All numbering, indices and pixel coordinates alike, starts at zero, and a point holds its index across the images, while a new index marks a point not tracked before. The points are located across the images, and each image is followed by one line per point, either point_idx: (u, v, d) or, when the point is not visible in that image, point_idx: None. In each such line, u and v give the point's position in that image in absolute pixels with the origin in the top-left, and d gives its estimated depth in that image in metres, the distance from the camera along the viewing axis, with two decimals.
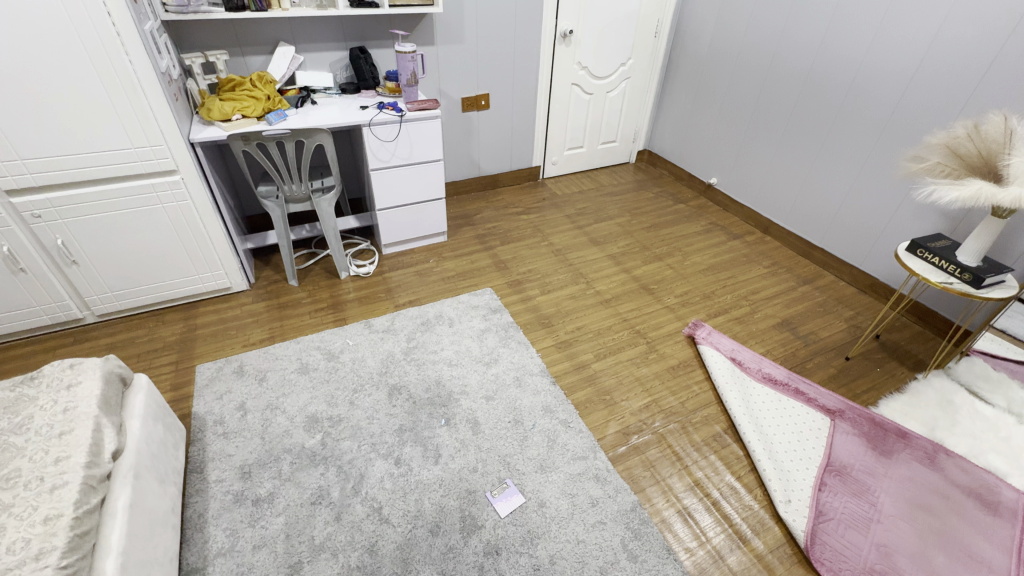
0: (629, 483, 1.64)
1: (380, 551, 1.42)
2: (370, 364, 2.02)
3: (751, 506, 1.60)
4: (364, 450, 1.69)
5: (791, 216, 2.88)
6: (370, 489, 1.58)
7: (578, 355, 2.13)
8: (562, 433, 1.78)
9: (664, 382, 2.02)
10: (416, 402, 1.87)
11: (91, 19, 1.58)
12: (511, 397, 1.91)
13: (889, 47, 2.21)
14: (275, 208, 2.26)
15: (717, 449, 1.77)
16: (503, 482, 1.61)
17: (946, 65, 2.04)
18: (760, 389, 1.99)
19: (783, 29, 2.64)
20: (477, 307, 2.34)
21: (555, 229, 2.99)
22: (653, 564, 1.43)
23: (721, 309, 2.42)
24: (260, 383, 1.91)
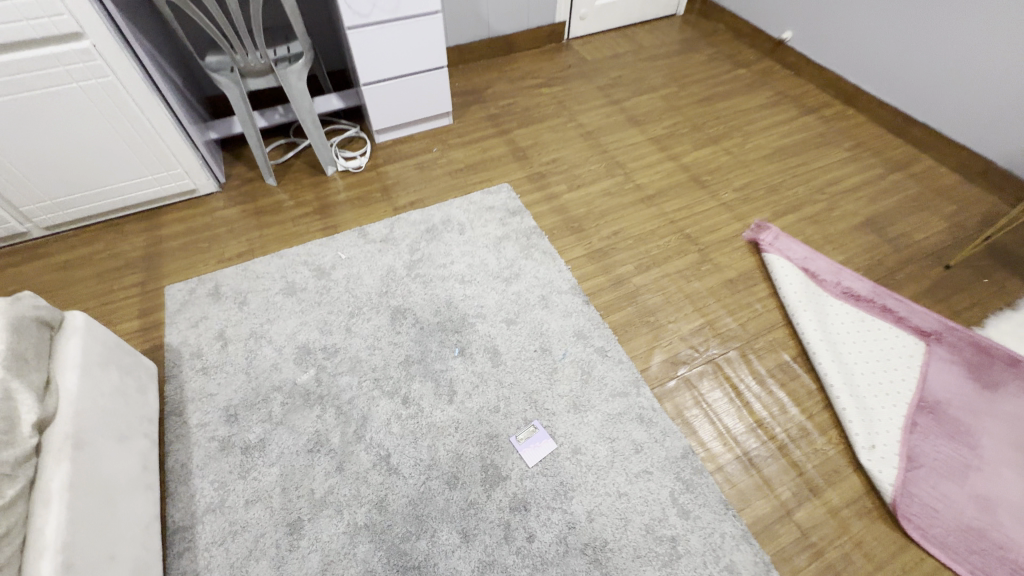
0: (679, 423, 1.39)
1: (390, 508, 1.23)
2: (368, 282, 1.70)
3: (824, 450, 1.35)
4: (366, 387, 1.44)
5: (888, 81, 2.25)
6: (376, 434, 1.35)
7: (616, 268, 1.76)
8: (598, 364, 1.50)
9: (720, 299, 1.68)
10: (424, 328, 1.58)
11: None
12: (536, 321, 1.60)
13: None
14: (232, 86, 1.77)
15: (784, 382, 1.48)
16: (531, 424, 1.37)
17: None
18: (838, 307, 1.64)
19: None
20: (493, 209, 1.94)
21: (585, 106, 2.43)
22: (708, 521, 1.22)
23: (791, 206, 1.97)
24: (240, 308, 1.62)
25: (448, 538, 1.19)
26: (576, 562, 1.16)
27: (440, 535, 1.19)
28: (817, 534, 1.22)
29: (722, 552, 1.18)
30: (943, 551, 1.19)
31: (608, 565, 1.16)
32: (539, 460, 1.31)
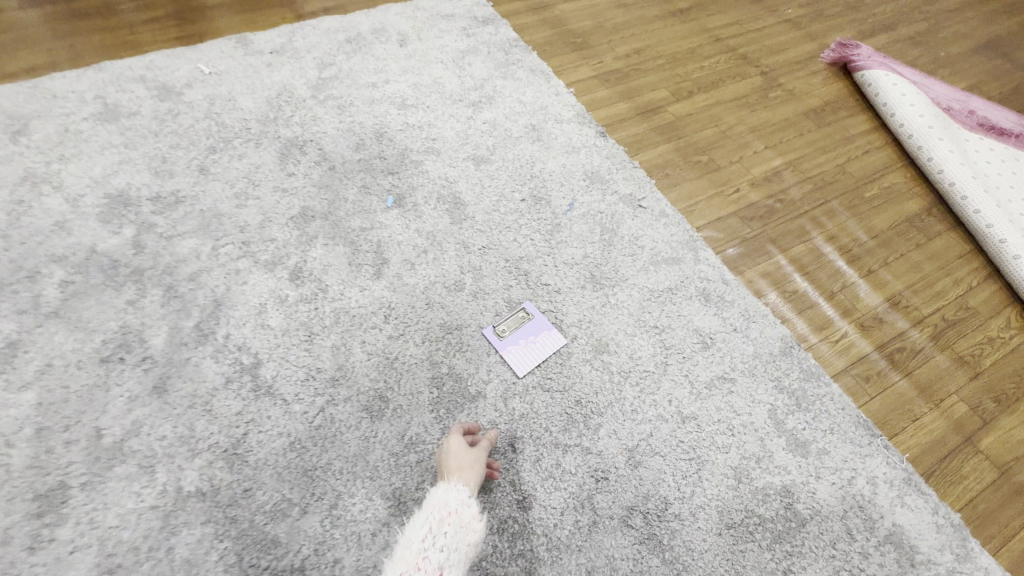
0: (768, 304, 0.83)
1: (250, 458, 0.63)
2: (245, 106, 1.03)
3: (1005, 339, 0.82)
4: (225, 256, 0.81)
5: None
6: (235, 330, 0.74)
7: (643, 93, 1.15)
8: (626, 218, 0.91)
9: (802, 134, 1.10)
10: (336, 169, 0.94)
11: None
12: (524, 159, 0.98)
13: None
14: None
15: (920, 243, 0.93)
16: (523, 310, 0.78)
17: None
18: (979, 141, 1.08)
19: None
20: (452, 17, 1.27)
21: None
22: (843, 458, 0.68)
23: (880, 24, 1.38)
24: (12, 140, 0.93)
25: (365, 511, 0.61)
26: (614, 545, 0.60)
27: (349, 505, 0.61)
28: None
29: (877, 511, 0.64)
30: None
31: (676, 547, 0.60)
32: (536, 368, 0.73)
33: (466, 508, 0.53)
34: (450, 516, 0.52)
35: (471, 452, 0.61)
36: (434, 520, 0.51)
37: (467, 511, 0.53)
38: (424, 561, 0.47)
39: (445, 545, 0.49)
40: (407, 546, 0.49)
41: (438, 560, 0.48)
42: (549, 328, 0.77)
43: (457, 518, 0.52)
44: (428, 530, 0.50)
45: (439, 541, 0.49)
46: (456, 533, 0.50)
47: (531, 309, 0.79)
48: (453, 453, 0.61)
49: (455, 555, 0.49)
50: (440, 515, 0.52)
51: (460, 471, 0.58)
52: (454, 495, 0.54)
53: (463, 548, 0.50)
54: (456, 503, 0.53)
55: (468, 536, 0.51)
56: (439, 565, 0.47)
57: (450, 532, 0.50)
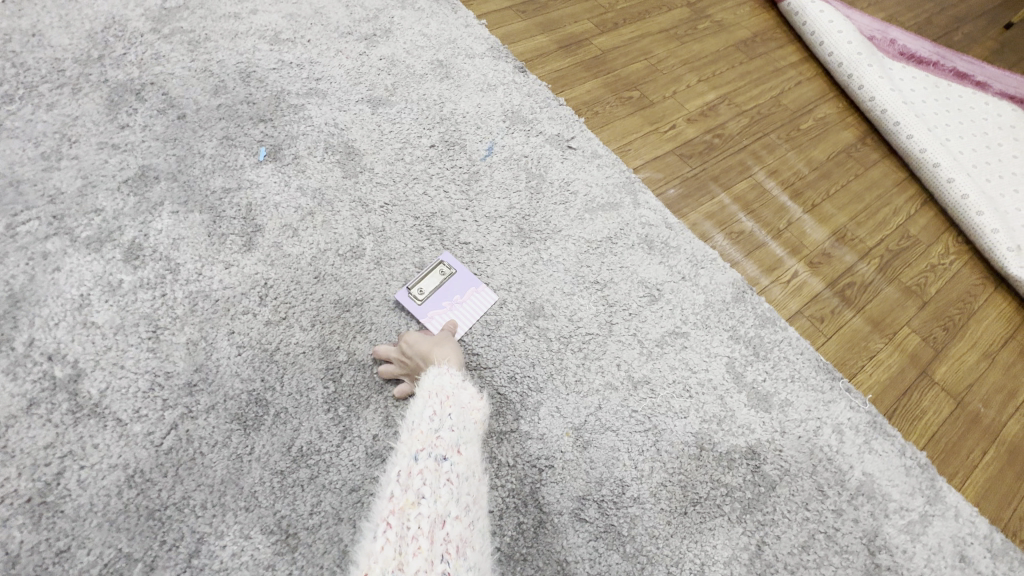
0: (715, 247, 0.74)
1: (67, 508, 0.46)
2: (57, 43, 0.79)
3: (946, 266, 0.79)
4: (27, 236, 0.60)
5: None
6: (41, 334, 0.54)
7: (564, 24, 1.01)
8: (555, 161, 0.78)
9: (734, 66, 1.02)
10: (188, 117, 0.73)
11: None
12: (431, 99, 0.82)
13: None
14: None
15: (858, 174, 0.89)
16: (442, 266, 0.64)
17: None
18: (902, 69, 1.05)
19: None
20: None
21: None
22: (808, 408, 0.61)
23: None
24: None
25: (238, 554, 0.46)
26: (566, 546, 0.50)
27: (216, 549, 0.46)
28: (978, 399, 0.67)
29: (846, 462, 0.58)
30: None
31: (637, 537, 0.51)
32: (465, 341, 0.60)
33: (463, 389, 0.45)
34: (450, 397, 0.43)
35: (443, 337, 0.56)
36: (434, 405, 0.42)
37: (467, 391, 0.44)
38: (440, 438, 0.39)
39: (456, 424, 0.41)
40: (412, 429, 0.40)
41: (454, 436, 0.40)
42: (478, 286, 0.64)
43: (458, 399, 0.43)
44: (432, 412, 0.41)
45: (449, 422, 0.41)
46: (461, 413, 0.42)
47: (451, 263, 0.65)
48: (427, 342, 0.54)
49: (468, 432, 0.42)
50: (439, 398, 0.43)
51: (445, 354, 0.53)
52: (448, 378, 0.45)
53: (473, 425, 0.43)
54: (453, 385, 0.44)
55: (475, 413, 0.44)
56: (456, 440, 0.40)
57: (456, 413, 0.42)
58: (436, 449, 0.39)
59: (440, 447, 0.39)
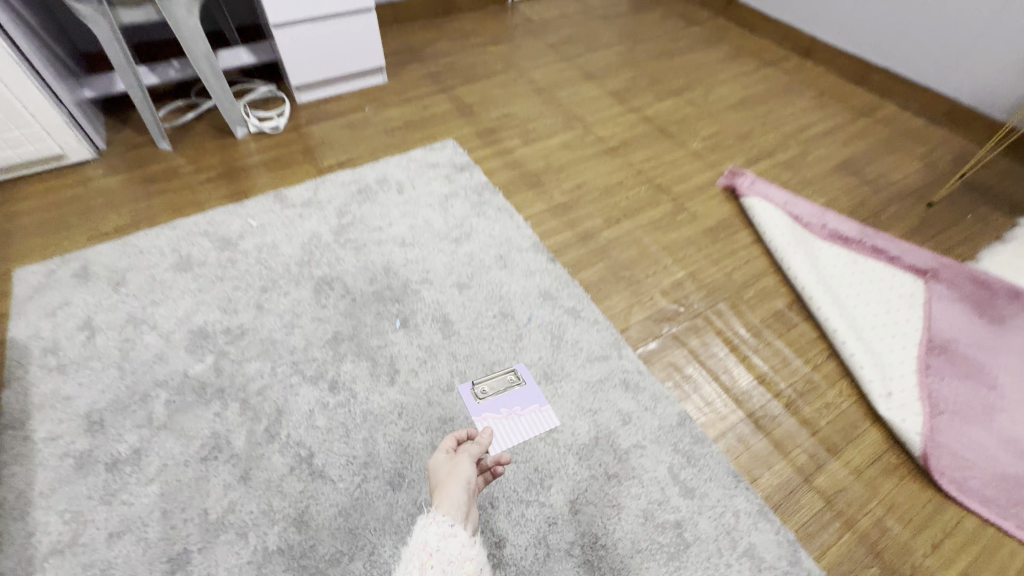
0: (671, 387, 1.16)
1: (313, 523, 0.93)
2: (285, 251, 1.39)
3: (838, 404, 1.16)
4: (282, 373, 1.13)
5: (845, 28, 2.18)
6: (293, 430, 1.04)
7: (583, 221, 1.53)
8: (570, 327, 1.25)
9: (701, 249, 1.48)
10: (357, 300, 1.28)
11: None
12: (494, 283, 1.34)
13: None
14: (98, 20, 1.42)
15: (783, 333, 1.29)
16: (513, 376, 1.15)
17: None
18: (829, 249, 1.47)
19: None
20: (438, 166, 1.67)
21: (537, 63, 2.22)
22: (718, 498, 0.99)
23: (762, 152, 1.83)
24: (116, 291, 1.27)
25: (393, 555, 0.90)
26: (562, 569, 0.90)
27: (382, 552, 0.90)
28: (844, 500, 1.02)
29: (738, 534, 0.95)
30: (982, 505, 1.01)
31: (602, 567, 0.90)
32: (516, 437, 1.06)
33: (444, 547, 0.75)
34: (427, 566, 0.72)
35: (454, 476, 0.87)
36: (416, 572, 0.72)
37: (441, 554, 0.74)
38: None
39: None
40: None
41: None
42: (541, 399, 1.11)
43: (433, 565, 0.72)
44: None
45: None
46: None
47: (521, 373, 1.16)
48: (445, 476, 0.87)
49: None
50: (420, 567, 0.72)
51: (446, 500, 0.83)
52: (431, 547, 0.75)
53: None
54: (433, 553, 0.74)
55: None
56: None
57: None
58: None
59: None
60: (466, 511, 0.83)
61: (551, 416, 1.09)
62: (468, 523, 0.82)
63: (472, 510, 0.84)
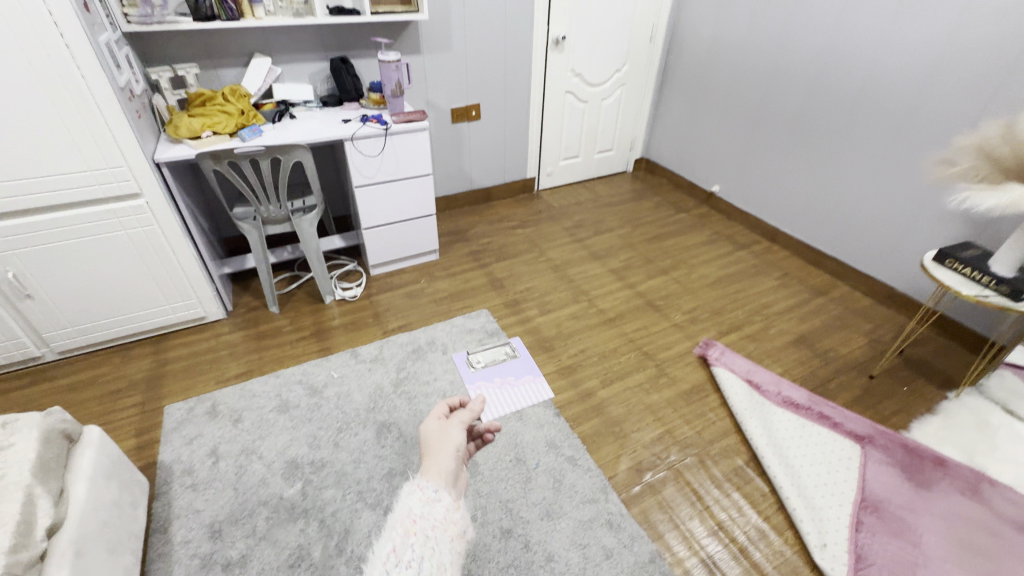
0: (647, 529, 1.48)
1: None
2: (357, 399, 1.85)
3: (783, 553, 1.44)
4: (351, 501, 1.51)
5: (799, 224, 2.74)
6: (356, 547, 1.40)
7: (583, 382, 1.96)
8: (568, 472, 1.61)
9: (677, 409, 1.86)
10: (408, 442, 1.69)
11: (47, 49, 1.43)
12: (512, 432, 1.74)
13: (913, 30, 2.03)
14: (252, 230, 2.06)
15: (741, 487, 1.61)
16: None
17: (976, 48, 1.87)
18: (782, 414, 1.83)
19: (790, 17, 2.49)
20: (473, 331, 2.19)
21: (554, 244, 2.86)
22: None
23: (732, 326, 2.28)
24: (234, 425, 1.74)
25: None
26: None
27: None
28: None
29: None
30: None
31: None
32: (502, 391, 1.90)
33: (429, 515, 0.67)
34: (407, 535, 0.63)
35: (444, 438, 0.83)
36: (396, 542, 0.62)
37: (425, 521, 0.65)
38: None
39: (417, 551, 0.62)
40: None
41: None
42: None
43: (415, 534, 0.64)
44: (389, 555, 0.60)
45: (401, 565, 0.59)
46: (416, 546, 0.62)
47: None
48: (434, 438, 0.83)
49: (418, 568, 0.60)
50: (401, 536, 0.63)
51: (433, 467, 0.75)
52: (413, 514, 0.66)
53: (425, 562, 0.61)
54: (416, 521, 0.65)
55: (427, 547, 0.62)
56: None
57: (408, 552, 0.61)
58: None
59: None
60: (454, 480, 0.76)
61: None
62: (457, 493, 0.75)
63: (460, 476, 0.78)
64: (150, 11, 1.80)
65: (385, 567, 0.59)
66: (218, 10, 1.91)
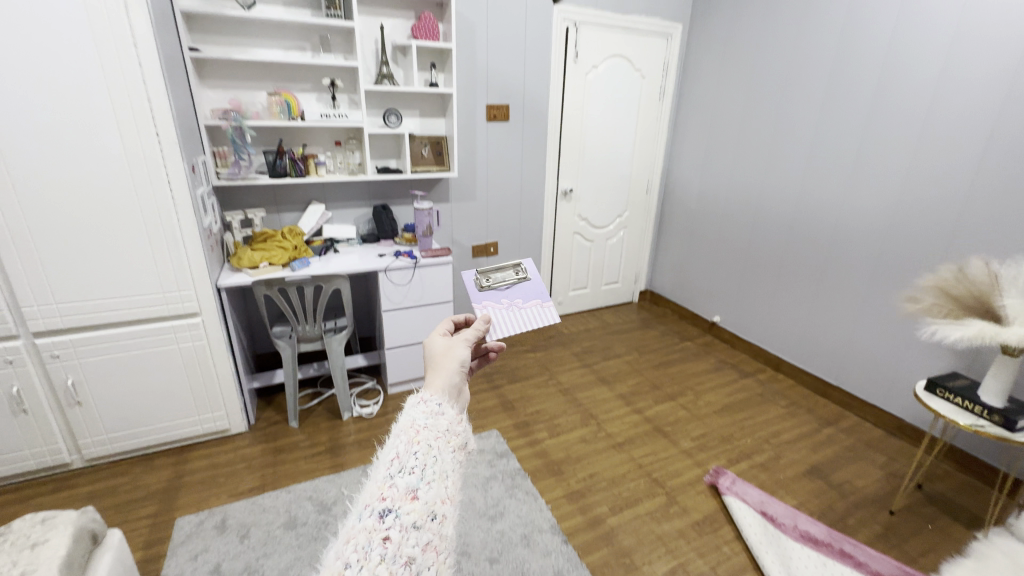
0: None
1: None
2: None
3: None
4: None
5: (799, 354, 2.86)
6: None
7: (592, 508, 1.94)
8: None
9: (689, 541, 1.81)
10: None
11: (156, 201, 1.76)
12: (518, 560, 1.69)
13: (868, 187, 2.38)
14: (286, 347, 2.27)
15: None
16: (517, 269, 1.14)
17: (923, 204, 2.18)
18: (801, 550, 1.75)
19: (764, 176, 2.93)
20: (483, 452, 2.23)
21: (563, 368, 2.99)
22: None
23: (742, 454, 2.27)
24: (241, 541, 1.74)
25: None
26: None
27: None
28: None
29: None
30: None
31: None
32: None
33: (431, 428, 0.68)
34: (410, 444, 0.64)
35: (448, 351, 0.83)
36: (398, 451, 0.63)
37: (427, 435, 0.66)
38: (393, 489, 0.58)
39: (421, 458, 0.62)
40: (373, 481, 0.60)
41: (406, 484, 0.59)
42: (544, 294, 1.13)
43: (418, 444, 0.64)
44: (391, 463, 0.61)
45: (405, 472, 0.60)
46: (421, 457, 0.63)
47: (526, 269, 1.15)
48: (438, 351, 0.84)
49: (424, 475, 0.60)
50: (404, 446, 0.64)
51: (435, 378, 0.77)
52: (414, 425, 0.67)
53: (429, 469, 0.62)
54: (418, 430, 0.66)
55: (431, 459, 0.63)
56: (408, 486, 0.59)
57: (412, 460, 0.62)
58: (387, 501, 0.56)
59: (392, 497, 0.57)
60: (456, 395, 0.78)
61: (552, 312, 1.11)
62: (459, 406, 0.77)
63: (462, 390, 0.79)
64: (237, 170, 2.27)
65: (388, 471, 0.60)
66: (290, 170, 2.38)
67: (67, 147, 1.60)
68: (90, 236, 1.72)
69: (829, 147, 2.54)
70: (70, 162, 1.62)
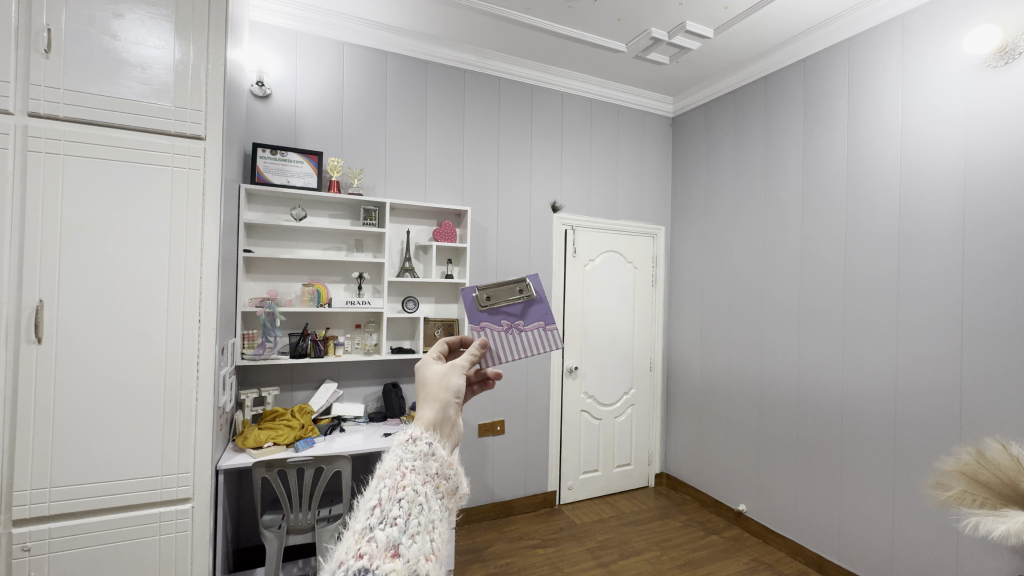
0: None
1: None
2: None
3: None
4: None
5: (841, 551, 2.54)
6: None
7: None
8: None
9: None
10: None
11: (180, 380, 1.86)
12: None
13: (864, 366, 2.46)
14: (273, 540, 2.05)
15: None
16: (522, 287, 1.04)
17: (922, 384, 2.21)
18: None
19: (762, 356, 3.04)
20: None
21: (576, 567, 2.66)
22: None
23: None
24: None
25: None
26: None
27: None
28: None
29: None
30: None
31: None
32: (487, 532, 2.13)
33: (417, 469, 0.62)
34: (393, 488, 0.59)
35: (442, 377, 0.76)
36: (379, 498, 0.57)
37: (413, 477, 0.60)
38: (373, 545, 0.52)
39: (405, 508, 0.57)
40: (351, 536, 0.54)
41: (385, 537, 0.53)
42: (550, 316, 1.06)
43: (401, 488, 0.59)
44: (373, 516, 0.56)
45: (385, 526, 0.55)
46: (404, 505, 0.57)
47: (533, 286, 1.05)
48: (430, 376, 0.77)
49: (404, 525, 0.55)
50: (385, 493, 0.58)
51: (425, 412, 0.71)
52: (397, 465, 0.61)
53: (412, 519, 0.57)
54: (402, 470, 0.61)
55: (415, 508, 0.58)
56: (388, 538, 0.53)
57: (394, 510, 0.57)
58: (367, 557, 0.51)
59: (371, 551, 0.52)
60: (447, 429, 0.72)
61: (556, 336, 1.04)
62: (450, 442, 0.71)
63: (454, 422, 0.73)
64: (262, 350, 2.43)
65: (369, 523, 0.55)
66: (309, 349, 2.54)
67: (117, 331, 1.76)
68: (108, 414, 1.76)
69: (816, 330, 2.71)
70: (113, 346, 1.76)
